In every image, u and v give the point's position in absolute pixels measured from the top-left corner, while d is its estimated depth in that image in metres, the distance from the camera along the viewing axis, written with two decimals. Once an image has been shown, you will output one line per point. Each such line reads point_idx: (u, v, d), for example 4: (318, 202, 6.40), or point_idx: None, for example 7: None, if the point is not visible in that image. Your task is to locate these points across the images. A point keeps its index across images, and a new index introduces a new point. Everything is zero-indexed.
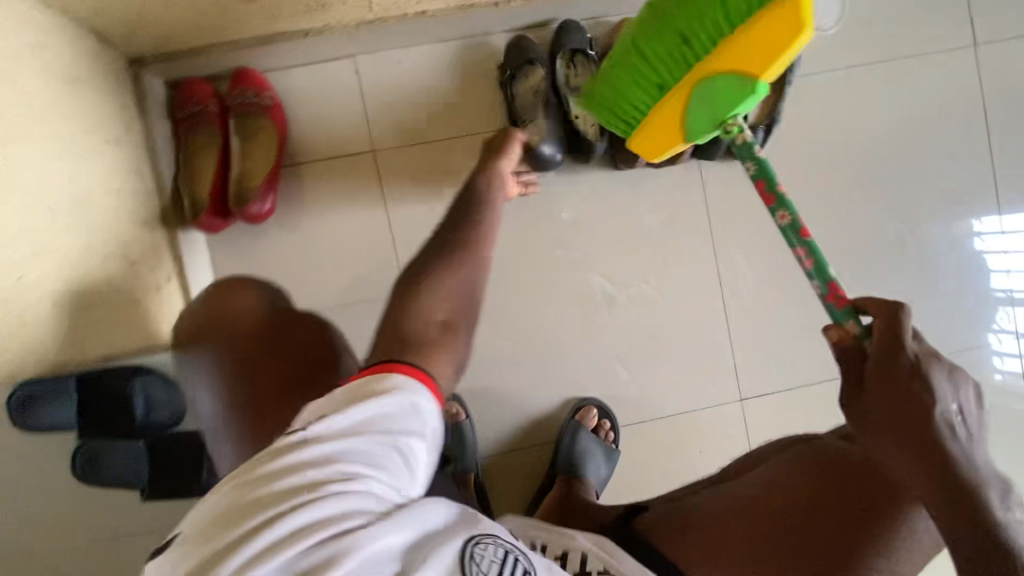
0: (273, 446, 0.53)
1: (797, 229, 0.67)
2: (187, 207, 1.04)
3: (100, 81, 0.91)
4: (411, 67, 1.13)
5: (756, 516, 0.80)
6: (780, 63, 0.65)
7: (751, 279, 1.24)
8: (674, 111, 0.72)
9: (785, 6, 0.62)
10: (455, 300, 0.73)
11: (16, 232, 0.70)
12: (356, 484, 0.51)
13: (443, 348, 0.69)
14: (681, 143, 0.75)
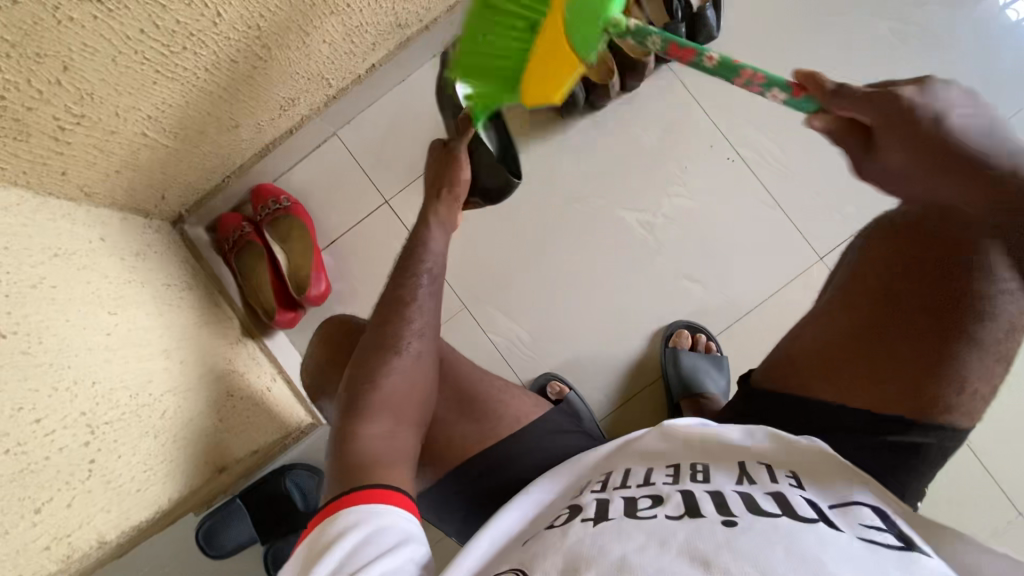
0: (319, 543, 0.56)
1: (729, 63, 0.66)
2: (263, 316, 1.18)
3: (156, 248, 1.06)
4: (385, 118, 1.26)
5: (863, 337, 0.70)
6: (563, 84, 0.71)
7: (772, 144, 1.23)
8: (552, 45, 0.70)
9: (549, 37, 0.70)
10: (387, 402, 0.73)
11: (149, 379, 0.82)
12: (384, 549, 0.54)
13: (398, 452, 0.69)
14: (575, 70, 0.70)
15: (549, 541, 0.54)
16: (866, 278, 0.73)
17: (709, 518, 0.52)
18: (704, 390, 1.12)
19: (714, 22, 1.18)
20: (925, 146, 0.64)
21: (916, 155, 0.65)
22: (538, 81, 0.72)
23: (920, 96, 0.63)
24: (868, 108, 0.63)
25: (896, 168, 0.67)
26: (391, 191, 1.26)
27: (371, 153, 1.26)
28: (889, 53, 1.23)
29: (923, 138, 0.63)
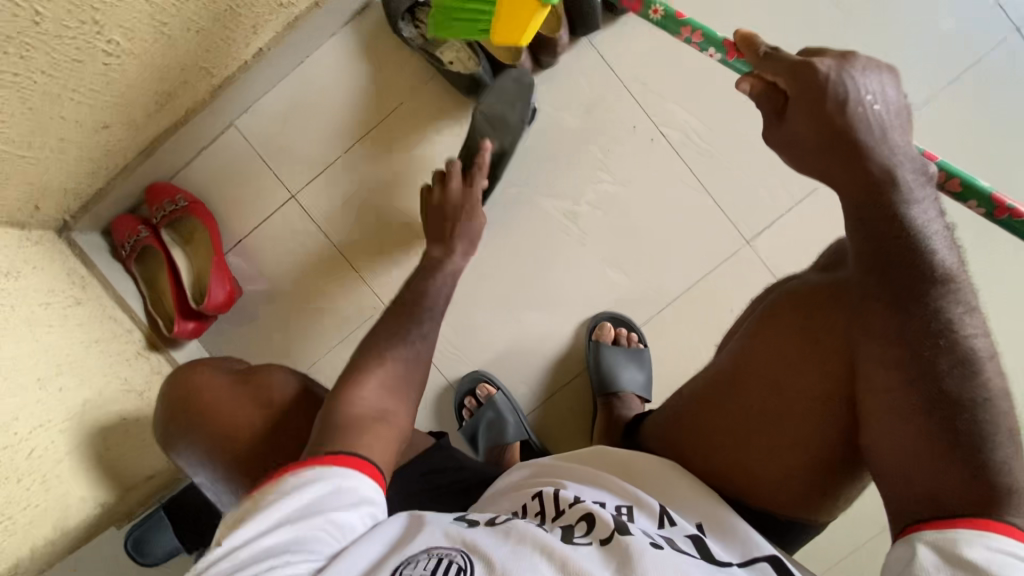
0: (264, 493, 0.59)
1: (673, 17, 0.81)
2: (165, 326, 1.13)
3: (35, 263, 0.99)
4: (284, 104, 1.16)
5: (743, 412, 0.72)
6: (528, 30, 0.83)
7: (698, 123, 1.16)
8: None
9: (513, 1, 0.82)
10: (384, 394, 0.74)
11: (15, 418, 0.78)
12: (325, 522, 0.56)
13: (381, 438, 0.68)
14: (539, 11, 0.81)
15: (490, 533, 0.55)
16: (761, 350, 0.71)
17: (634, 536, 0.56)
18: (620, 389, 1.13)
19: None
20: (834, 132, 0.60)
21: (820, 136, 0.61)
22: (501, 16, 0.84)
23: (839, 72, 0.59)
24: (786, 73, 0.61)
25: (812, 143, 0.62)
26: (298, 185, 1.18)
27: (272, 145, 1.17)
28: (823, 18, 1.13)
29: (839, 124, 0.59)
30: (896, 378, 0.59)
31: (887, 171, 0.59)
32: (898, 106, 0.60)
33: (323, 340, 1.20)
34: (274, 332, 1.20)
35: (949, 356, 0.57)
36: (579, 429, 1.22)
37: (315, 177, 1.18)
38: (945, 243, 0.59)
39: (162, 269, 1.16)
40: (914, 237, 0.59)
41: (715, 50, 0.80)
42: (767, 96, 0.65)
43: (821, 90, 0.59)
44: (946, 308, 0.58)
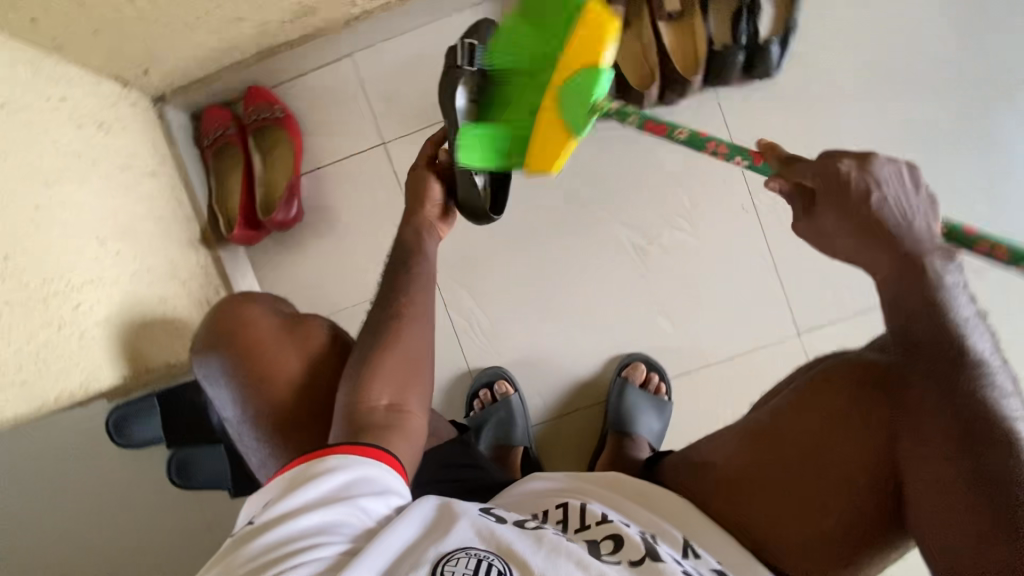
0: (297, 474, 0.60)
1: (697, 136, 0.71)
2: (224, 225, 1.13)
3: (125, 124, 0.99)
4: (406, 54, 1.16)
5: (775, 465, 0.71)
6: (562, 157, 0.77)
7: (791, 206, 1.16)
8: (550, 114, 0.76)
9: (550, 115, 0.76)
10: (399, 371, 0.75)
11: (70, 267, 0.77)
12: (356, 508, 0.57)
13: (402, 428, 0.71)
14: (568, 143, 0.76)
15: (524, 534, 0.56)
16: (799, 411, 0.70)
17: (666, 564, 0.58)
18: (634, 432, 1.11)
19: (777, 57, 1.09)
20: (869, 220, 0.60)
21: (846, 227, 0.61)
22: (544, 147, 0.77)
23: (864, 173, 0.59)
24: (817, 173, 0.61)
25: (836, 234, 0.62)
26: (392, 135, 1.18)
27: (381, 88, 1.17)
28: (944, 143, 1.13)
29: (870, 214, 0.60)
30: (938, 452, 0.58)
31: (919, 259, 0.59)
32: (920, 203, 0.60)
33: (364, 289, 1.19)
34: (319, 266, 1.19)
35: (997, 436, 0.56)
36: (579, 457, 1.21)
37: (410, 133, 1.18)
38: (983, 330, 0.60)
39: (235, 170, 1.16)
40: (953, 320, 0.59)
41: (739, 158, 0.69)
42: (795, 197, 0.65)
43: (847, 188, 0.59)
44: (994, 390, 0.58)
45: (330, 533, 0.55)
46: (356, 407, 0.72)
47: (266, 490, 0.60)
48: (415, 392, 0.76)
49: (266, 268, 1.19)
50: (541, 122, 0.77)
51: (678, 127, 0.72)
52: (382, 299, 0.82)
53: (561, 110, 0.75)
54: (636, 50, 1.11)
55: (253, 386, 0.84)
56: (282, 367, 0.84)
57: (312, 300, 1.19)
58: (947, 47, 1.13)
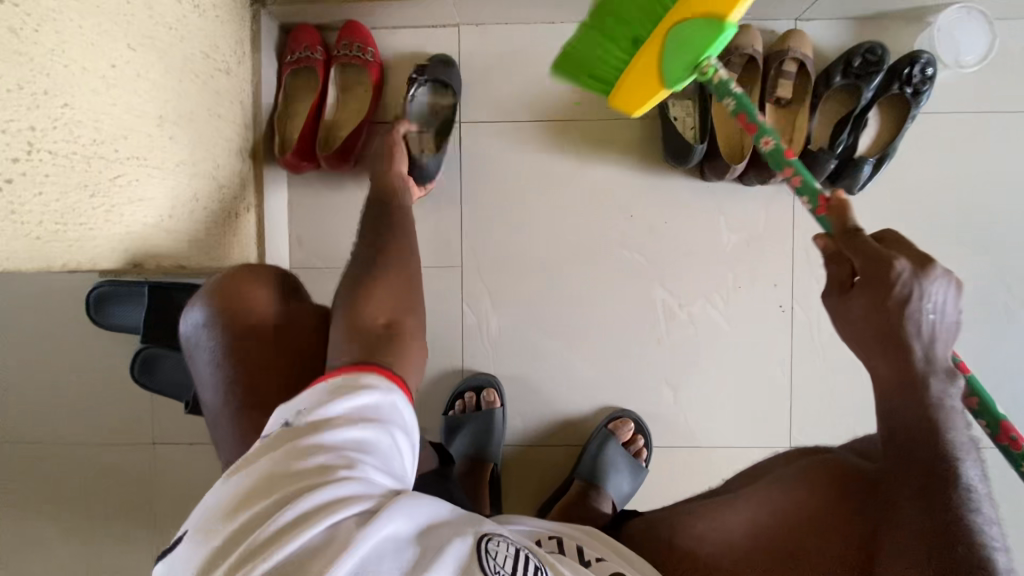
0: (340, 386, 0.59)
1: (781, 153, 0.66)
2: (277, 146, 1.09)
3: (220, 12, 0.95)
4: (511, 44, 1.14)
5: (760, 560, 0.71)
6: (650, 102, 0.72)
7: (826, 322, 1.15)
8: (650, 63, 0.68)
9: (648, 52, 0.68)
10: (392, 289, 0.75)
11: (122, 136, 0.73)
12: (390, 437, 0.57)
13: (399, 341, 0.69)
14: (661, 93, 0.70)
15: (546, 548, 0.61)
16: (789, 509, 0.72)
17: None
18: (603, 486, 1.09)
19: (866, 177, 1.08)
20: (890, 317, 0.58)
21: (873, 321, 0.59)
22: (634, 83, 0.71)
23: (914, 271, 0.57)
24: (869, 260, 0.58)
25: (860, 322, 0.60)
26: (470, 117, 1.15)
27: (476, 69, 1.15)
28: (988, 316, 1.13)
29: (894, 313, 0.57)
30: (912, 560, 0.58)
31: (933, 356, 0.59)
32: (949, 319, 0.59)
33: None
34: (355, 217, 1.16)
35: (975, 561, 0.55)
36: (538, 489, 1.19)
37: (488, 121, 1.15)
38: (964, 431, 0.59)
39: (307, 96, 1.14)
40: (940, 427, 0.58)
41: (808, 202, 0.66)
42: (833, 261, 0.63)
43: (888, 286, 0.57)
44: (976, 512, 0.57)
45: (369, 455, 0.54)
46: (355, 319, 0.71)
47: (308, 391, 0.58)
48: (409, 312, 0.75)
49: (301, 200, 1.16)
50: (642, 61, 0.69)
51: (766, 134, 0.67)
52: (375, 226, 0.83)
53: (663, 63, 0.67)
54: (735, 121, 1.10)
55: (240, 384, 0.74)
56: (279, 370, 0.75)
57: (334, 246, 1.16)
58: None
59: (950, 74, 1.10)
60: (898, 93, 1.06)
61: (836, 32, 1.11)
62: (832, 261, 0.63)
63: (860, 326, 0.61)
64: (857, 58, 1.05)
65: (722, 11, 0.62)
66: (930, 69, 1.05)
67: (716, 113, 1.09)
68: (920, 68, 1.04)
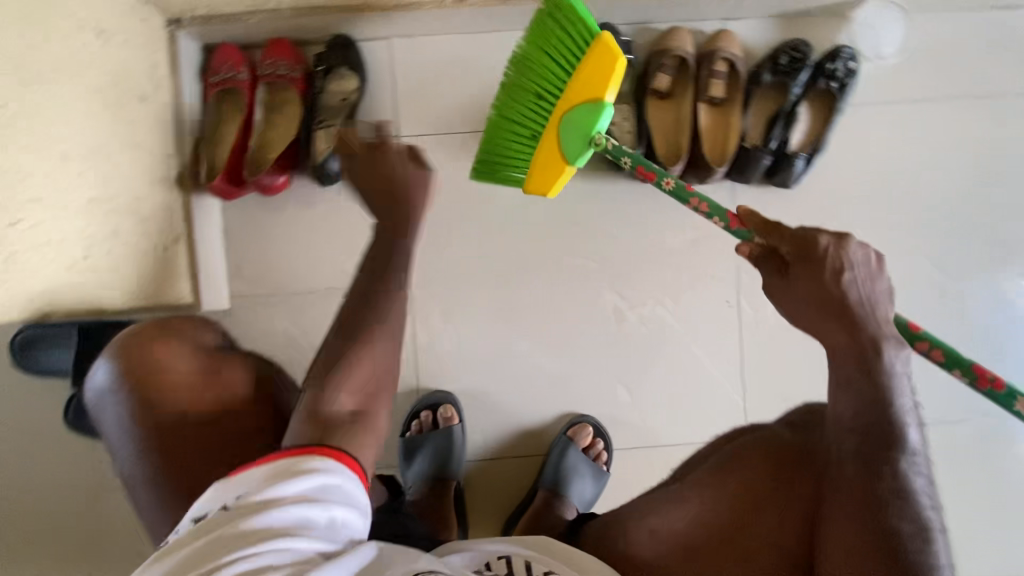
0: (282, 464, 0.56)
1: (683, 189, 0.81)
2: (204, 171, 1.05)
3: (128, 38, 0.90)
4: (444, 55, 1.12)
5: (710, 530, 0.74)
6: (559, 182, 0.85)
7: (771, 313, 1.17)
8: (552, 145, 0.84)
9: (549, 134, 0.84)
10: (366, 370, 0.66)
11: (19, 178, 0.69)
12: (330, 514, 0.54)
13: (359, 422, 0.63)
14: (566, 170, 0.84)
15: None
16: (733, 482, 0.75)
17: None
18: (565, 494, 1.08)
19: (801, 170, 1.09)
20: (830, 298, 0.65)
21: (814, 299, 0.66)
22: (541, 162, 0.85)
23: (836, 251, 0.65)
24: (796, 242, 0.66)
25: (806, 305, 0.67)
26: (407, 131, 1.13)
27: (410, 82, 1.13)
28: (926, 299, 1.16)
29: (837, 291, 0.64)
30: (853, 514, 0.63)
31: (875, 341, 0.64)
32: (881, 285, 0.66)
33: (333, 276, 1.12)
34: (293, 239, 1.12)
35: (902, 510, 0.62)
36: (501, 502, 1.18)
37: (427, 133, 1.13)
38: (907, 397, 0.65)
39: (235, 118, 1.10)
40: (885, 391, 0.64)
41: (717, 220, 0.77)
42: (761, 262, 0.71)
43: (823, 266, 0.65)
44: (907, 470, 0.63)
45: (304, 533, 0.52)
46: (319, 400, 0.63)
47: (249, 470, 0.56)
48: (383, 401, 0.66)
49: (235, 225, 1.12)
50: (546, 144, 0.84)
51: (666, 177, 0.83)
52: (371, 271, 0.73)
53: (562, 144, 0.83)
54: (671, 122, 1.10)
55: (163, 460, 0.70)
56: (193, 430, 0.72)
57: (274, 272, 1.12)
58: (955, 210, 1.16)
59: (872, 67, 1.14)
60: (824, 88, 1.09)
61: (764, 30, 1.13)
62: (766, 258, 0.71)
63: (808, 312, 0.67)
64: (782, 56, 1.08)
65: (599, 95, 0.80)
66: (853, 62, 1.09)
67: (652, 115, 1.10)
68: (843, 62, 1.08)
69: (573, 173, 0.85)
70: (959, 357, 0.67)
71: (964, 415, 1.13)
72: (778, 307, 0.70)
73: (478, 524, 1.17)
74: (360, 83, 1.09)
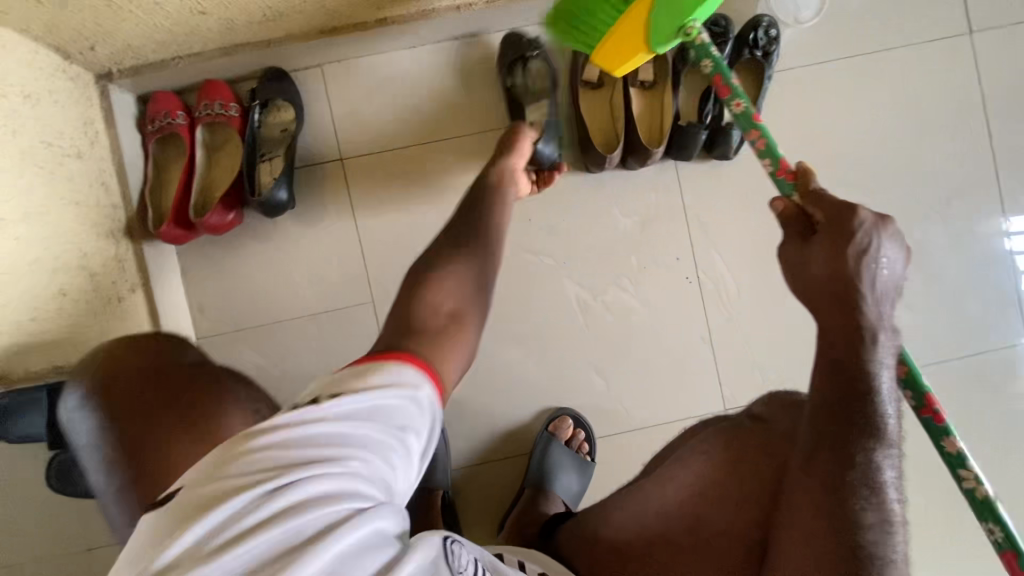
0: (345, 384, 0.56)
1: (750, 117, 0.76)
2: (152, 218, 1.06)
3: (56, 98, 0.91)
4: (377, 74, 1.14)
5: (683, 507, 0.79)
6: (631, 62, 0.89)
7: (732, 283, 1.19)
8: (635, 27, 0.82)
9: (631, 22, 0.82)
10: (460, 282, 0.73)
11: None
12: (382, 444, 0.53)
13: (453, 341, 0.68)
14: (644, 51, 0.85)
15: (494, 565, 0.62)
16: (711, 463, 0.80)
17: None
18: (552, 488, 1.09)
19: (738, 141, 1.12)
20: (841, 276, 0.63)
21: (826, 274, 0.64)
22: (619, 38, 0.86)
23: (867, 233, 0.63)
24: (830, 211, 0.65)
25: (816, 283, 0.65)
26: (351, 153, 1.15)
27: (347, 104, 1.14)
28: None
29: (850, 272, 0.63)
30: (816, 498, 0.63)
31: (873, 330, 0.63)
32: (898, 282, 0.65)
33: (297, 305, 1.13)
34: (252, 274, 1.13)
35: (868, 499, 0.61)
36: (493, 506, 1.18)
37: (370, 153, 1.15)
38: (891, 392, 0.63)
39: (178, 162, 1.11)
40: (872, 381, 0.63)
41: (771, 163, 0.73)
42: (788, 224, 0.69)
43: (844, 244, 0.63)
44: (876, 463, 0.62)
45: (365, 453, 0.52)
46: (419, 303, 0.70)
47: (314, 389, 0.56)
48: (475, 307, 0.73)
49: (193, 268, 1.12)
50: (630, 25, 0.82)
51: (738, 98, 0.76)
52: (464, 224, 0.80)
53: (648, 28, 0.81)
54: (605, 111, 1.13)
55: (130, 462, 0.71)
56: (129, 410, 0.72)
57: (237, 308, 1.13)
58: (895, 159, 1.19)
59: (794, 32, 1.17)
60: (749, 58, 1.11)
61: None
62: (794, 221, 0.69)
63: (811, 291, 0.66)
64: (704, 32, 1.10)
65: None
66: (773, 29, 1.11)
67: (586, 107, 1.12)
68: (763, 31, 1.10)
69: (653, 53, 0.86)
70: (920, 379, 0.66)
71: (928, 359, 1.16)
72: (786, 272, 0.69)
73: (473, 531, 1.18)
74: (296, 113, 1.11)
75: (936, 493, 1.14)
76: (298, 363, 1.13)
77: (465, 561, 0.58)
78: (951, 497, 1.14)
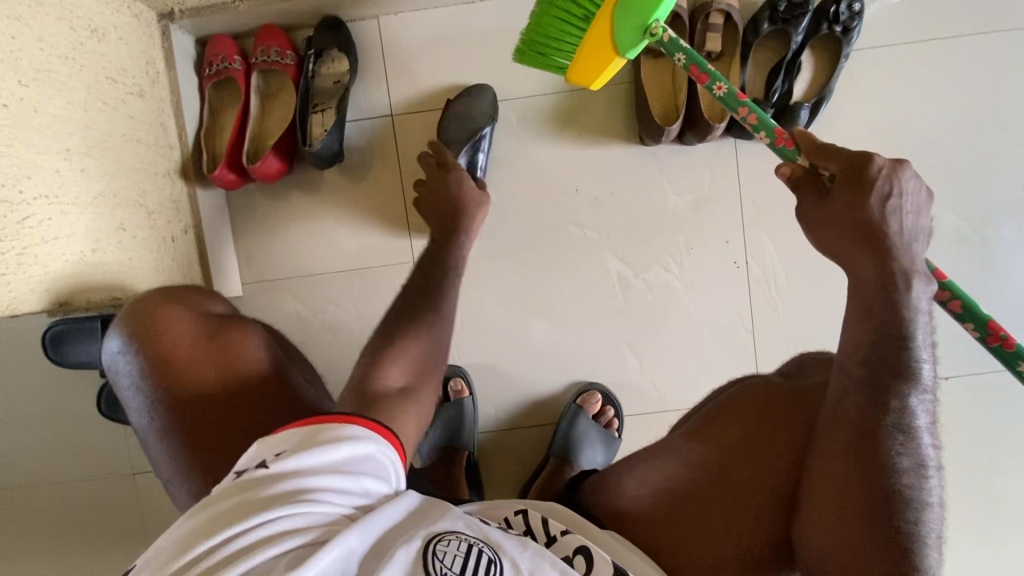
0: (315, 430, 0.60)
1: (733, 96, 0.73)
2: (206, 162, 1.07)
3: (122, 33, 0.92)
4: (434, 28, 1.11)
5: (697, 468, 0.75)
6: (604, 77, 0.82)
7: (780, 271, 1.15)
8: (602, 33, 0.78)
9: (596, 29, 0.78)
10: (417, 358, 0.78)
11: (25, 175, 0.72)
12: (353, 481, 0.58)
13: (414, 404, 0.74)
14: (615, 61, 0.79)
15: (511, 539, 0.60)
16: (724, 422, 0.76)
17: None
18: (577, 460, 1.10)
19: (805, 122, 1.06)
20: (864, 225, 0.61)
21: (848, 223, 0.62)
22: (585, 58, 0.81)
23: (889, 176, 0.60)
24: (848, 158, 0.61)
25: (840, 228, 0.62)
26: (402, 109, 1.13)
27: (401, 58, 1.12)
28: (941, 248, 1.12)
29: (873, 220, 0.60)
30: (848, 442, 0.60)
31: (905, 275, 0.60)
32: (923, 224, 0.62)
33: (339, 259, 1.15)
34: (298, 224, 1.14)
35: (905, 445, 0.58)
36: (516, 472, 1.20)
37: (422, 110, 1.13)
38: (926, 336, 0.60)
39: (233, 107, 1.11)
40: (905, 322, 0.59)
41: (766, 137, 0.69)
42: (800, 188, 0.66)
43: (865, 191, 0.60)
44: (911, 411, 0.59)
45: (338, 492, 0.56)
46: (371, 382, 0.73)
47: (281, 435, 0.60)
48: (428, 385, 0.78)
49: (241, 214, 1.14)
50: (594, 34, 0.78)
51: (718, 81, 0.74)
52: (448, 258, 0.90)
53: (614, 33, 0.77)
54: (667, 81, 1.08)
55: (180, 422, 0.76)
56: (167, 363, 0.77)
57: (280, 257, 1.14)
58: (974, 152, 1.11)
59: (879, 7, 1.09)
60: (827, 33, 1.04)
61: None
62: (808, 175, 0.65)
63: (831, 238, 0.64)
64: (782, 2, 1.03)
65: None
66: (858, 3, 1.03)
67: (647, 75, 1.08)
68: (846, 4, 1.02)
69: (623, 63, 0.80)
70: (977, 309, 0.65)
71: (985, 364, 1.10)
72: (805, 229, 0.66)
73: (494, 494, 1.20)
74: (350, 65, 1.09)
75: (975, 501, 1.10)
76: (338, 316, 1.15)
77: (457, 555, 0.55)
78: (990, 508, 1.10)
